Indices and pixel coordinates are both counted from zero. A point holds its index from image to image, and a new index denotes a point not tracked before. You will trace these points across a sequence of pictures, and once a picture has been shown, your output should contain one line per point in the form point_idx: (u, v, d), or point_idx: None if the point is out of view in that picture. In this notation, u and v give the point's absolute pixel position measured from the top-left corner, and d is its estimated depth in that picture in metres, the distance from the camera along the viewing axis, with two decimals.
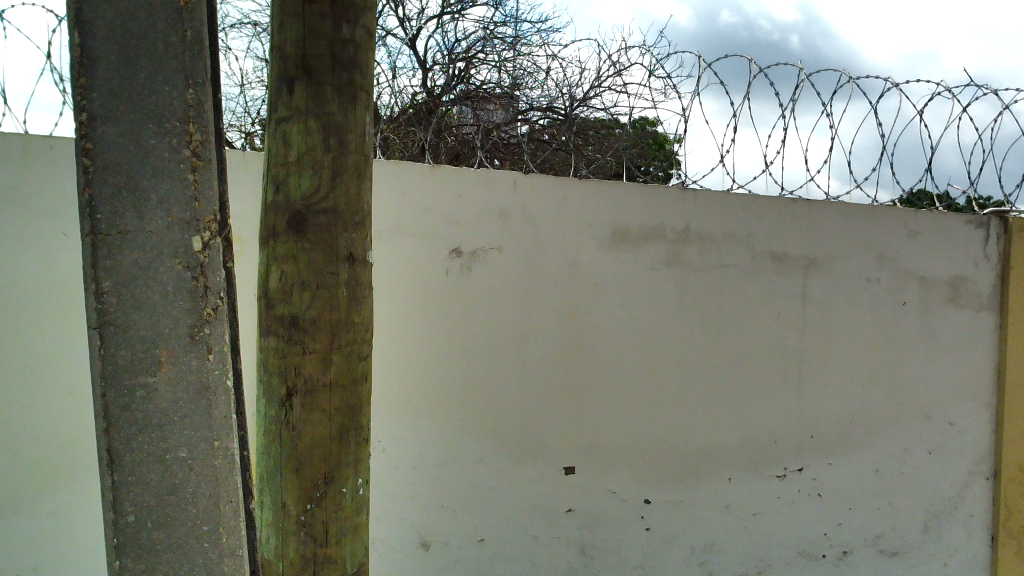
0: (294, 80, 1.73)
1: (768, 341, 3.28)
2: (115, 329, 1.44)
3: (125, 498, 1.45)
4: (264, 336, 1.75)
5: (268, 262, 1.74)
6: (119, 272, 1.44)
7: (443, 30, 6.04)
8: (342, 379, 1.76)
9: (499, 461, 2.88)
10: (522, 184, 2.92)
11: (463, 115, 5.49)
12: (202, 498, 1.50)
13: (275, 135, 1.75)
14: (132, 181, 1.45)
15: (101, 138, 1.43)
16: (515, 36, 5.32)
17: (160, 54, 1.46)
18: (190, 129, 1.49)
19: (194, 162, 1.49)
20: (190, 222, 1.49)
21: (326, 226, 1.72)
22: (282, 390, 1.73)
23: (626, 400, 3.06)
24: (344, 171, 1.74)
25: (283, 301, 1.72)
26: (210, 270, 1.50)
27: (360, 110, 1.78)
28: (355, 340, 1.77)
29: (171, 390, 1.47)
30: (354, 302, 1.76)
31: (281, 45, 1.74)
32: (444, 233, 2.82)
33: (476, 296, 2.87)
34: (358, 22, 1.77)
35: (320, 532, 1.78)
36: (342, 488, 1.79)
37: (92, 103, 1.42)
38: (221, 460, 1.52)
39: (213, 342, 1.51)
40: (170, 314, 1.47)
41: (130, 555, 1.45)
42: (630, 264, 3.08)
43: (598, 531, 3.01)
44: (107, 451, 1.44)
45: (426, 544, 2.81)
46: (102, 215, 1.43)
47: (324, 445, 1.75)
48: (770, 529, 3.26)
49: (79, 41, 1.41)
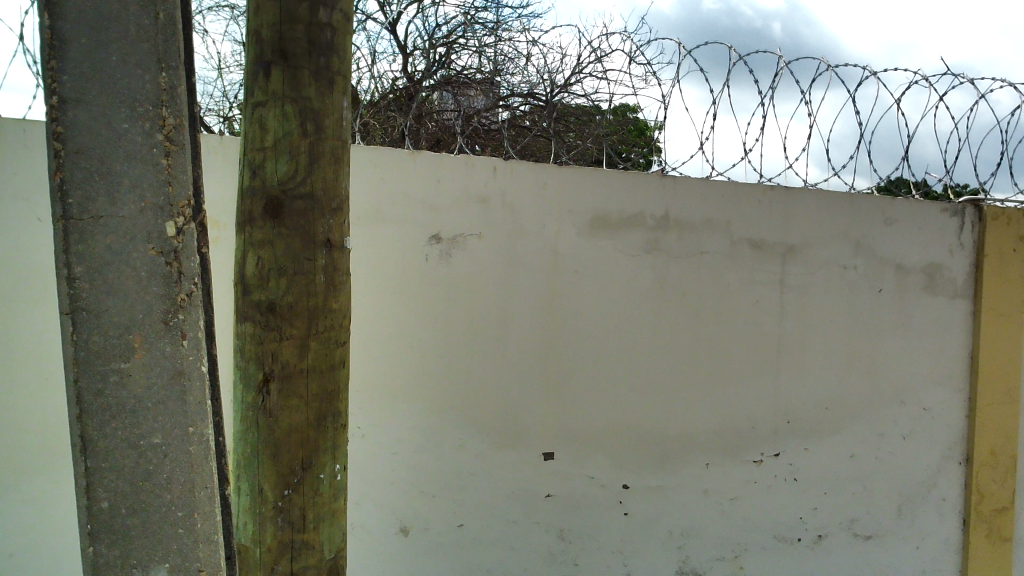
0: (270, 64, 1.71)
1: (745, 329, 3.31)
2: (88, 315, 1.42)
3: (98, 485, 1.44)
4: (241, 322, 1.74)
5: (244, 247, 1.73)
6: (91, 257, 1.42)
7: (423, 14, 5.99)
8: (320, 365, 1.76)
9: (478, 447, 2.89)
10: (502, 170, 2.92)
11: (443, 101, 5.45)
12: (177, 484, 1.49)
13: (251, 119, 1.74)
14: (105, 166, 1.43)
15: (72, 121, 1.41)
16: (496, 21, 5.29)
17: (133, 37, 1.44)
18: (163, 112, 1.47)
19: (168, 146, 1.48)
20: (163, 207, 1.47)
21: (303, 212, 1.71)
22: (259, 377, 1.73)
23: (604, 386, 3.08)
24: (321, 156, 1.73)
25: (259, 286, 1.71)
26: (185, 255, 1.49)
27: (338, 95, 1.77)
28: (333, 325, 1.77)
29: (145, 376, 1.46)
30: (332, 288, 1.76)
31: (258, 29, 1.72)
32: (423, 219, 2.81)
33: (455, 282, 2.87)
34: (336, 7, 1.76)
35: (298, 518, 1.78)
36: (319, 474, 1.79)
37: (62, 86, 1.40)
38: (196, 446, 1.51)
39: (187, 329, 1.50)
40: (144, 300, 1.46)
41: (104, 541, 1.44)
42: (609, 251, 3.08)
43: (576, 516, 3.03)
44: (80, 438, 1.43)
45: (405, 530, 2.83)
46: (74, 200, 1.41)
47: (302, 430, 1.75)
48: (747, 513, 3.30)
49: (49, 24, 1.39)
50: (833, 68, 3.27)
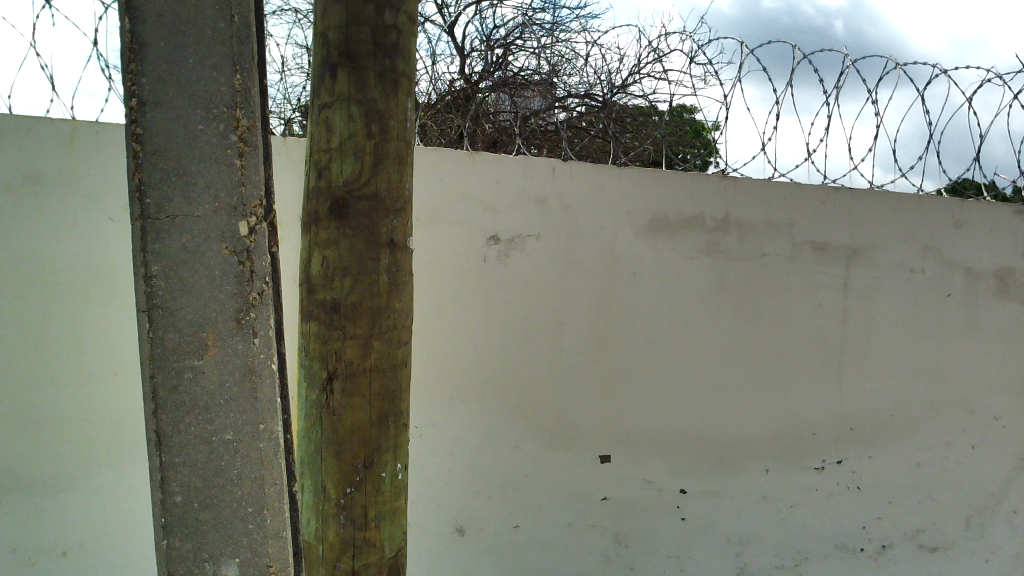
0: (336, 66, 1.73)
1: (807, 332, 3.24)
2: (164, 312, 1.45)
3: (172, 480, 1.46)
4: (306, 321, 1.77)
5: (310, 247, 1.75)
6: (167, 256, 1.45)
7: (481, 16, 6.00)
8: (383, 365, 1.77)
9: (534, 449, 2.89)
10: (560, 171, 2.92)
11: (500, 102, 5.45)
12: (247, 480, 1.50)
13: (318, 121, 1.76)
14: (181, 166, 1.46)
15: (150, 122, 1.44)
16: (554, 22, 5.27)
17: (209, 40, 1.47)
18: (237, 114, 1.49)
19: (241, 147, 1.50)
20: (236, 206, 1.49)
21: (367, 213, 1.73)
22: (323, 375, 1.75)
23: (662, 389, 3.05)
24: (385, 158, 1.74)
25: (324, 286, 1.73)
26: (256, 254, 1.50)
27: (403, 97, 1.78)
28: (396, 325, 1.78)
29: (218, 373, 1.48)
30: (395, 288, 1.77)
31: (325, 32, 1.75)
32: (482, 220, 2.82)
33: (513, 283, 2.87)
34: (401, 9, 1.77)
35: (360, 515, 1.80)
36: (381, 473, 1.80)
37: (141, 89, 1.43)
38: (266, 443, 1.51)
39: (258, 327, 1.51)
40: (217, 298, 1.48)
41: (176, 534, 1.46)
42: (668, 252, 3.05)
43: (632, 520, 3.00)
44: (155, 433, 1.45)
45: (462, 529, 2.81)
46: (151, 199, 1.44)
47: (364, 429, 1.76)
48: (807, 521, 3.23)
49: (129, 28, 1.42)
50: (899, 66, 3.15)
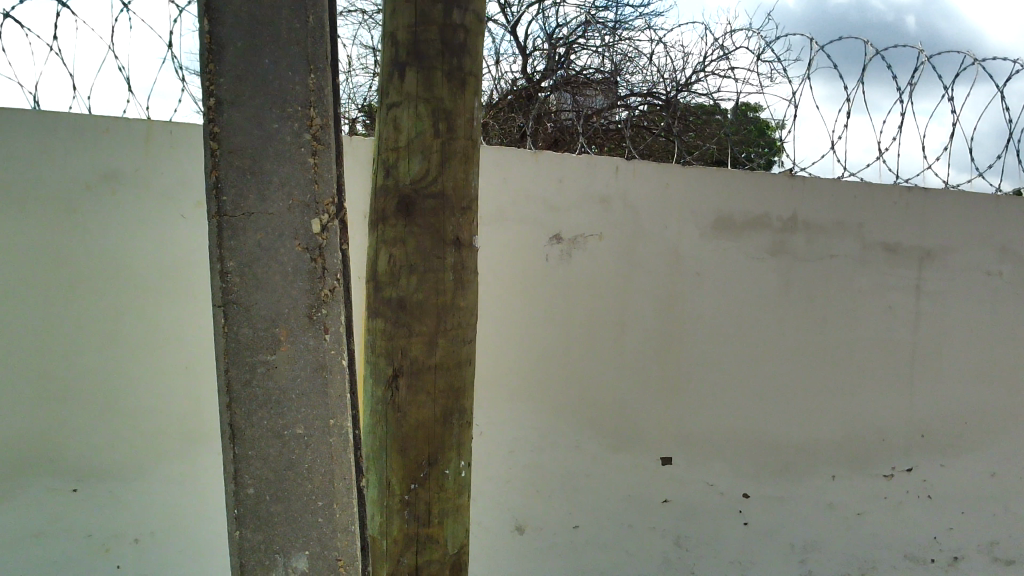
0: (405, 66, 1.74)
1: (877, 336, 3.16)
2: (238, 308, 1.47)
3: (245, 472, 1.48)
4: (372, 318, 1.79)
5: (377, 245, 1.77)
6: (242, 253, 1.48)
7: (544, 14, 5.99)
8: (447, 363, 1.78)
9: (594, 450, 2.88)
10: (624, 170, 2.90)
11: (561, 100, 5.44)
12: (318, 474, 1.51)
13: (385, 120, 1.78)
14: (256, 165, 1.48)
15: (227, 121, 1.47)
16: (618, 20, 5.24)
17: (284, 41, 1.49)
18: (311, 113, 1.51)
19: (315, 145, 1.52)
20: (309, 204, 1.51)
21: (434, 211, 1.74)
22: (388, 371, 1.77)
23: (726, 391, 3.00)
24: (452, 156, 1.75)
25: (391, 283, 1.74)
26: (329, 251, 1.52)
27: (470, 96, 1.79)
28: (461, 323, 1.79)
29: (290, 368, 1.50)
30: (460, 286, 1.77)
31: (394, 31, 1.76)
32: (545, 218, 2.81)
33: (575, 283, 2.86)
34: (469, 8, 1.78)
35: (423, 511, 1.81)
36: (444, 470, 1.81)
37: (219, 88, 1.46)
38: (336, 438, 1.52)
39: (330, 323, 1.52)
40: (291, 294, 1.50)
41: (249, 525, 1.48)
42: (733, 253, 3.01)
43: (694, 524, 2.97)
44: (229, 425, 1.48)
45: (521, 528, 2.80)
46: (227, 197, 1.47)
47: (429, 426, 1.78)
48: (876, 530, 3.14)
49: (209, 29, 1.46)
50: (978, 61, 3.11)
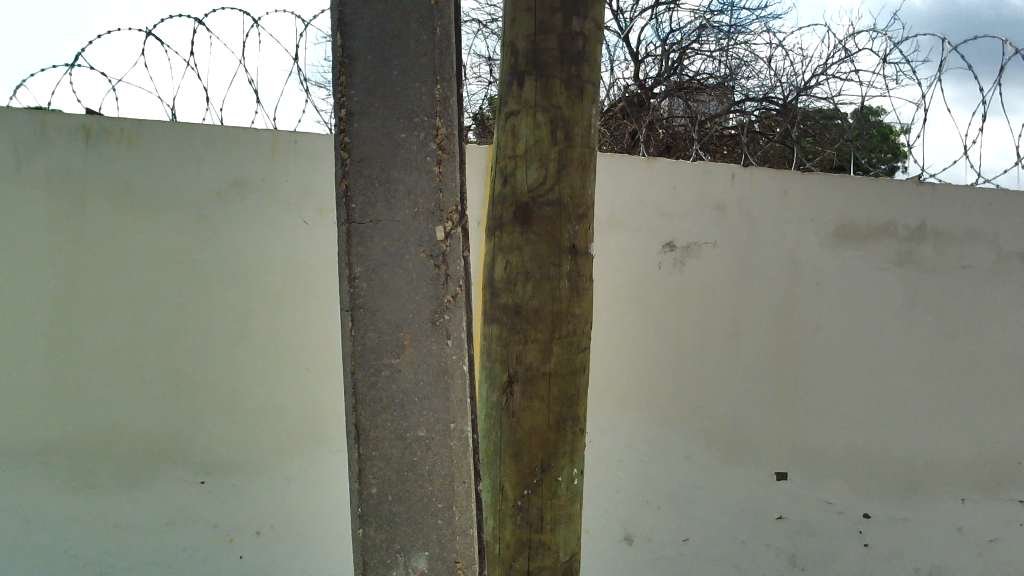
0: (524, 74, 1.76)
1: (1014, 352, 2.98)
2: (365, 312, 1.52)
3: (369, 471, 1.52)
4: (488, 324, 1.81)
5: (494, 252, 1.80)
6: (369, 259, 1.52)
7: (657, 20, 5.93)
8: (562, 370, 1.78)
9: (706, 462, 2.82)
10: (739, 177, 2.84)
11: (673, 106, 5.36)
12: (438, 477, 1.53)
13: (504, 128, 1.79)
14: (384, 173, 1.53)
15: (357, 131, 1.52)
16: (733, 24, 5.13)
17: (412, 52, 1.54)
18: (437, 122, 1.54)
19: (440, 154, 1.54)
20: (434, 211, 1.54)
21: (551, 218, 1.74)
22: (503, 377, 1.78)
23: (846, 406, 2.89)
24: (569, 164, 1.75)
25: (507, 290, 1.76)
26: (452, 258, 1.53)
27: (588, 103, 1.79)
28: (576, 331, 1.79)
29: (413, 372, 1.53)
30: (575, 294, 1.77)
31: (513, 40, 1.77)
32: (658, 226, 2.78)
33: (689, 291, 2.81)
34: (588, 15, 1.78)
35: (536, 517, 1.81)
36: (557, 477, 1.81)
37: (350, 100, 1.52)
38: (456, 442, 1.54)
39: (452, 329, 1.54)
40: (415, 300, 1.53)
41: (372, 524, 1.52)
42: (856, 262, 2.90)
43: (810, 543, 2.86)
44: (355, 426, 1.52)
45: (630, 538, 2.77)
46: (356, 205, 1.52)
47: (543, 432, 1.78)
48: (1010, 559, 2.95)
49: (341, 44, 1.52)
50: None
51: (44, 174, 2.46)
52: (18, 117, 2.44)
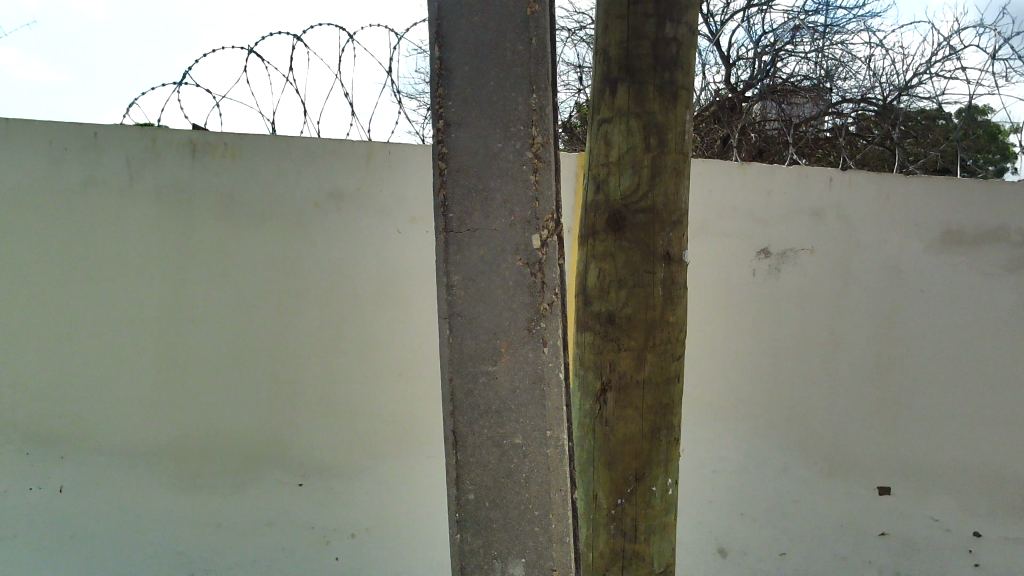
0: (616, 81, 1.75)
1: None
2: (462, 320, 1.54)
3: (466, 477, 1.54)
4: (581, 332, 1.81)
5: (587, 259, 1.79)
6: (467, 267, 1.54)
7: (749, 22, 5.81)
8: (656, 378, 1.76)
9: (802, 474, 2.74)
10: (837, 181, 2.76)
11: (766, 110, 5.24)
12: (534, 484, 1.53)
13: (597, 135, 1.79)
14: (481, 183, 1.55)
15: (454, 141, 1.55)
16: (829, 24, 4.99)
17: (508, 63, 1.55)
18: (532, 131, 1.55)
19: (536, 163, 1.55)
20: (530, 220, 1.54)
21: (644, 225, 1.72)
22: (597, 385, 1.78)
23: (954, 418, 2.76)
24: (663, 170, 1.73)
25: (600, 297, 1.76)
26: (548, 266, 1.54)
27: (682, 108, 1.77)
28: (671, 338, 1.77)
29: (510, 379, 1.54)
30: (670, 301, 1.75)
31: (606, 48, 1.77)
32: (752, 232, 2.73)
33: (785, 299, 2.75)
34: (682, 20, 1.76)
35: (630, 527, 1.80)
36: (651, 486, 1.79)
37: (448, 111, 1.55)
38: (552, 450, 1.54)
39: (548, 337, 1.54)
40: (511, 308, 1.54)
41: (469, 529, 1.54)
42: (962, 269, 2.77)
43: (915, 561, 2.75)
44: (453, 432, 1.55)
45: (724, 551, 2.72)
46: (454, 214, 1.55)
47: (637, 441, 1.76)
48: None
49: (439, 56, 1.56)
50: None
51: (154, 187, 2.58)
52: (131, 133, 2.56)
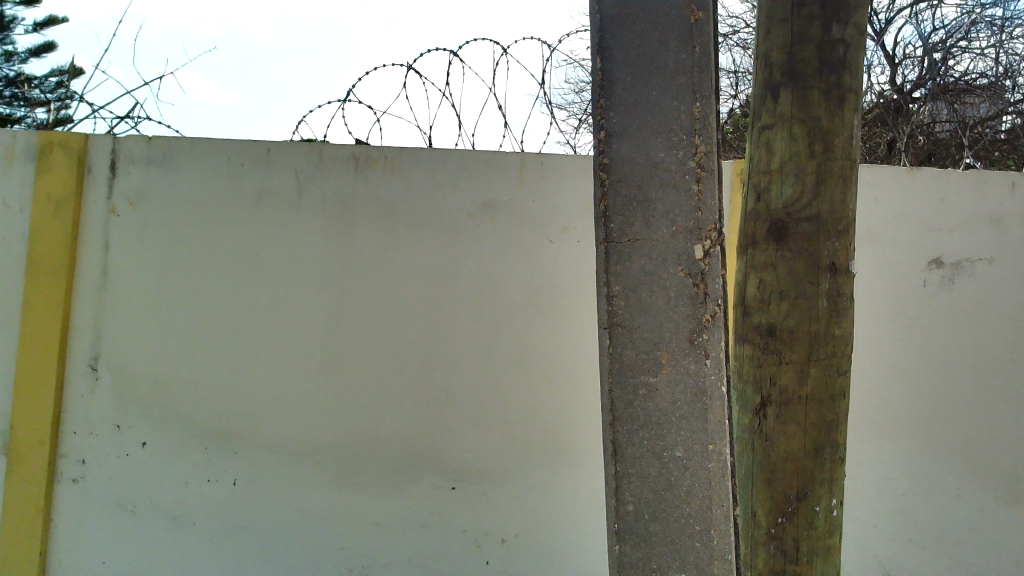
0: (779, 87, 1.70)
1: None
2: (623, 330, 1.55)
3: (625, 489, 1.55)
4: (739, 344, 1.76)
5: (746, 270, 1.74)
6: (627, 277, 1.55)
7: (917, 19, 5.50)
8: (820, 394, 1.68)
9: (977, 499, 2.58)
10: (1020, 186, 2.62)
11: (936, 112, 4.95)
12: (695, 498, 1.52)
13: (757, 142, 1.74)
14: (642, 193, 1.55)
15: (616, 151, 1.57)
16: (1009, 18, 4.65)
17: (672, 72, 1.57)
18: (696, 140, 1.55)
19: (699, 172, 1.55)
20: (693, 230, 1.54)
21: (808, 235, 1.66)
22: (756, 399, 1.72)
23: None
24: (828, 177, 1.67)
25: (760, 309, 1.70)
26: (710, 277, 1.53)
27: (849, 113, 1.70)
28: (836, 353, 1.70)
29: (671, 391, 1.53)
30: (835, 314, 1.68)
31: (767, 53, 1.72)
32: (922, 242, 2.57)
33: (959, 312, 2.59)
34: (850, 21, 1.70)
35: (791, 547, 1.73)
36: (815, 506, 1.72)
37: (609, 122, 1.57)
38: (714, 464, 1.53)
39: (710, 349, 1.53)
40: (673, 318, 1.53)
41: (629, 541, 1.54)
42: None
43: None
44: (612, 442, 1.55)
45: None
46: (615, 224, 1.56)
47: (799, 459, 1.70)
48: None
49: (601, 67, 1.59)
50: None
51: (321, 198, 2.72)
52: (299, 149, 2.71)
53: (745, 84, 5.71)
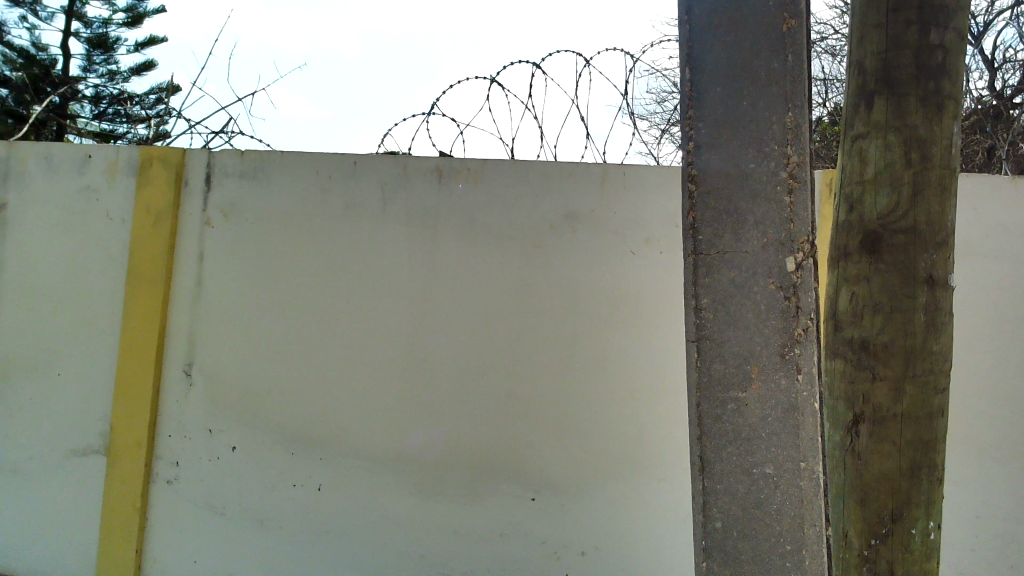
0: (874, 94, 1.65)
1: None
2: (711, 343, 1.56)
3: (713, 505, 1.56)
4: (830, 359, 1.73)
5: (838, 283, 1.70)
6: (716, 290, 1.56)
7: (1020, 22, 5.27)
8: (916, 411, 1.61)
9: None
10: None
11: None
12: (786, 517, 1.52)
13: (850, 152, 1.70)
14: (732, 205, 1.55)
15: (705, 164, 1.58)
16: None
17: (763, 81, 1.55)
18: (788, 151, 1.55)
19: (791, 184, 1.55)
20: (784, 243, 1.53)
21: (904, 246, 1.61)
22: (849, 417, 1.68)
23: None
24: (926, 187, 1.61)
25: (852, 323, 1.66)
26: (802, 291, 1.52)
27: (949, 120, 1.63)
28: (935, 369, 1.62)
29: (761, 406, 1.52)
30: (934, 329, 1.61)
31: (862, 60, 1.68)
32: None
33: None
34: (950, 25, 1.63)
35: (886, 571, 1.67)
36: (912, 529, 1.64)
37: (698, 134, 1.58)
38: (806, 482, 1.53)
39: (802, 363, 1.52)
40: (763, 332, 1.53)
41: (716, 558, 1.56)
42: None
43: None
44: (700, 457, 1.57)
45: None
46: (704, 236, 1.57)
47: (893, 479, 1.64)
48: None
49: (690, 79, 1.59)
50: None
51: (405, 210, 2.77)
52: (385, 162, 2.78)
53: (834, 92, 5.56)
